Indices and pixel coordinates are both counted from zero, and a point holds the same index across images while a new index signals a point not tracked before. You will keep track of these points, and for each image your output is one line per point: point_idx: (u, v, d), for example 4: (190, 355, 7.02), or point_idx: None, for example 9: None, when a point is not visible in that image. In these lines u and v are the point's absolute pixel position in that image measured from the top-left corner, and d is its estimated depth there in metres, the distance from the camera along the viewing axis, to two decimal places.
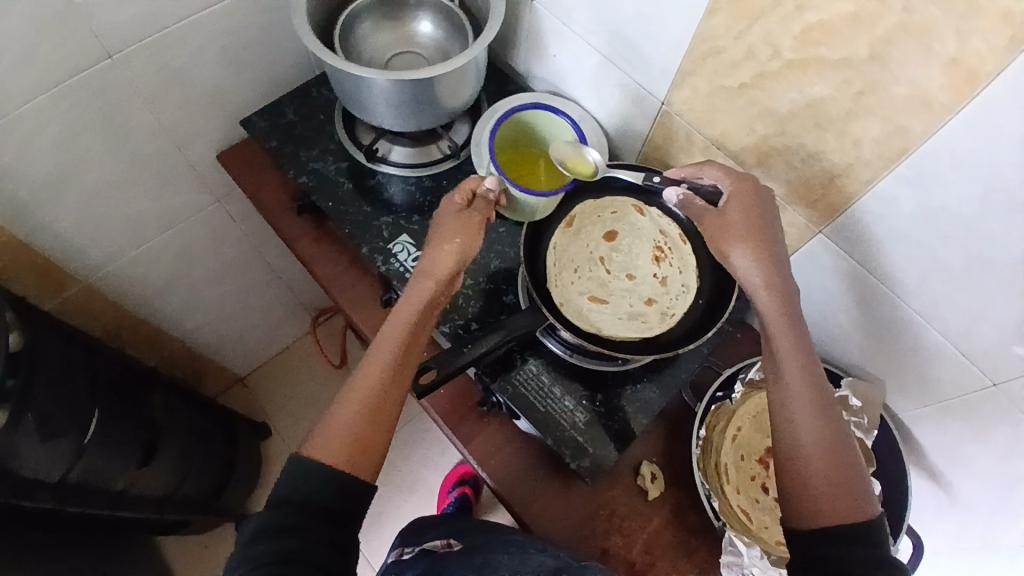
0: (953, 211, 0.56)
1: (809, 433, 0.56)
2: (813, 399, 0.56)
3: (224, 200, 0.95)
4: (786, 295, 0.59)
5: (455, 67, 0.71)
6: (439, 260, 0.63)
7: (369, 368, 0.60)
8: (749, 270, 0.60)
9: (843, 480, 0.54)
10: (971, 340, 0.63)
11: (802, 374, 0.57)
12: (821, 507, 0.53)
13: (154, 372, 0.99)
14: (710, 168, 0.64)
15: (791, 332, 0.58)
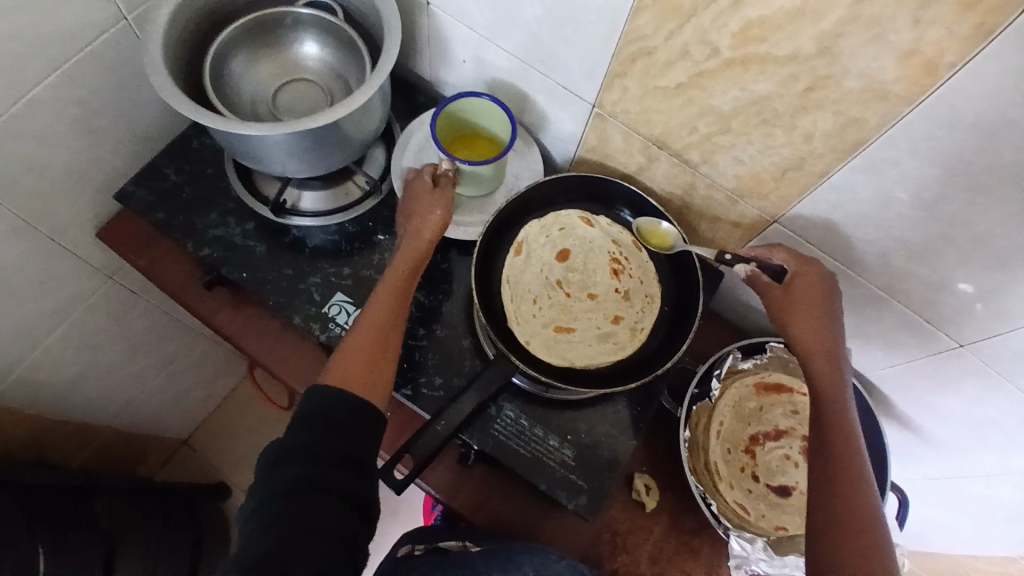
0: (913, 194, 0.53)
1: (846, 493, 0.52)
2: (849, 462, 0.53)
3: (118, 275, 0.87)
4: (837, 347, 0.58)
5: (355, 105, 0.61)
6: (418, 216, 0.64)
7: (376, 309, 0.59)
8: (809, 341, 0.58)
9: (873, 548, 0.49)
10: (936, 310, 0.61)
11: (845, 430, 0.55)
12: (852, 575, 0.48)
13: (89, 477, 0.93)
14: (778, 249, 0.62)
15: (833, 379, 0.57)
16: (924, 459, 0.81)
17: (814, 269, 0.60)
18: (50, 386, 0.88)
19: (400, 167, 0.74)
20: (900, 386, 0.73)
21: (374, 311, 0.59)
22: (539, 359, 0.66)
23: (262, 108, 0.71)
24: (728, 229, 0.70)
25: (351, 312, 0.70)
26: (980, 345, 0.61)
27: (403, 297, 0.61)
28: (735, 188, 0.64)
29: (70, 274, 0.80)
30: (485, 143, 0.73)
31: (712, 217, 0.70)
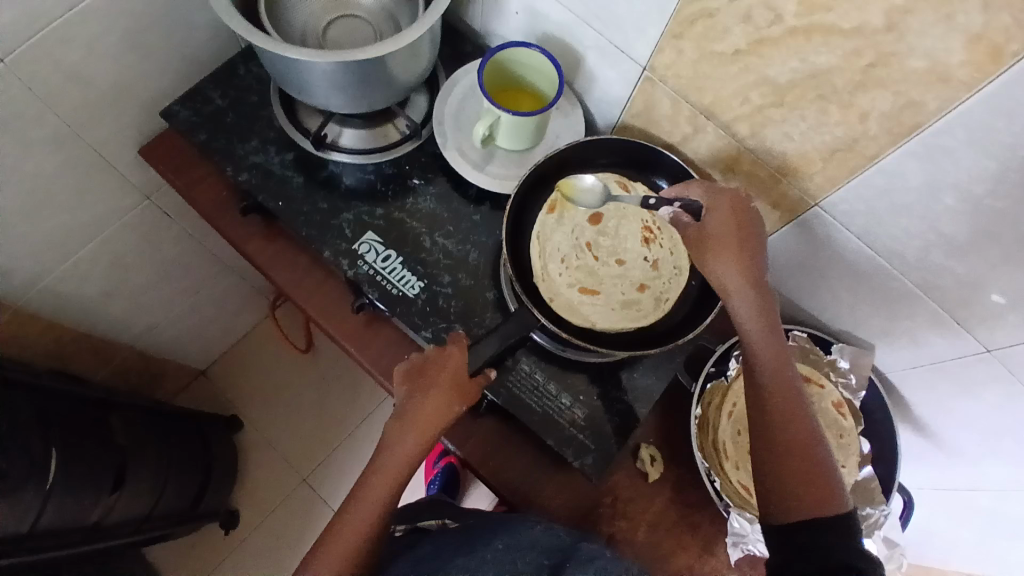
0: (964, 187, 0.51)
1: (787, 427, 0.54)
2: (784, 396, 0.55)
3: (154, 196, 0.88)
4: (759, 285, 0.58)
5: (404, 42, 0.61)
6: (424, 411, 0.57)
7: (364, 500, 0.56)
8: (732, 284, 0.58)
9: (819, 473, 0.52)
10: (972, 311, 0.60)
11: (775, 363, 0.56)
12: (804, 501, 0.51)
13: (106, 392, 0.96)
14: (693, 185, 0.61)
15: (758, 310, 0.57)
16: (936, 467, 0.80)
17: (726, 199, 0.59)
18: (79, 298, 0.91)
19: (444, 113, 0.74)
20: (922, 389, 0.71)
21: (362, 508, 0.55)
22: (561, 318, 0.66)
23: (312, 39, 0.71)
24: (767, 210, 0.69)
25: (380, 252, 0.70)
26: (1013, 352, 0.59)
27: (395, 487, 0.56)
28: (780, 166, 0.62)
29: (110, 189, 0.81)
30: (530, 98, 0.73)
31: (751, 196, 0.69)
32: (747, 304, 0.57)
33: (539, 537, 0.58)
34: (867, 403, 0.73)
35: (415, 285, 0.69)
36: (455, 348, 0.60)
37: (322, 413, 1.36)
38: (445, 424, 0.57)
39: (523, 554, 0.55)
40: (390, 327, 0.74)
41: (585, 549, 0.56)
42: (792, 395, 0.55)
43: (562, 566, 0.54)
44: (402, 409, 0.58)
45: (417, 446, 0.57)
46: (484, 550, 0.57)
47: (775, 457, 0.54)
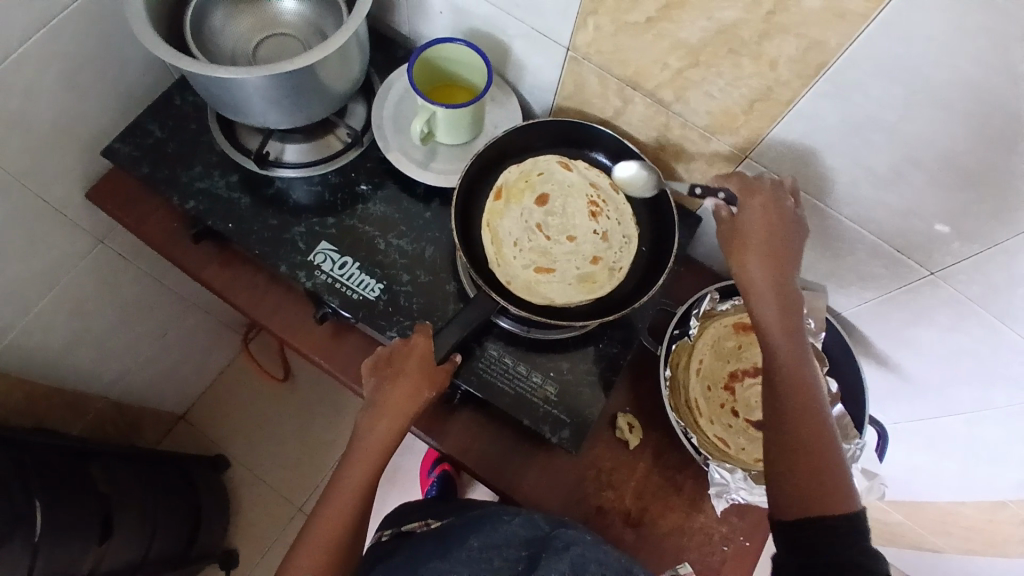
0: (876, 117, 0.54)
1: (801, 432, 0.54)
2: (796, 391, 0.55)
3: (108, 238, 0.88)
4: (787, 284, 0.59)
5: (331, 48, 0.63)
6: (392, 399, 0.59)
7: (342, 489, 0.56)
8: (756, 278, 0.60)
9: (829, 480, 0.52)
10: (906, 238, 0.62)
11: (795, 364, 0.56)
12: (809, 504, 0.51)
13: (84, 443, 0.94)
14: (730, 177, 0.64)
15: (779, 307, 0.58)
16: (904, 398, 0.82)
17: (760, 196, 0.61)
18: (44, 352, 0.90)
19: (382, 117, 0.76)
20: (877, 322, 0.74)
21: (340, 497, 0.56)
22: (520, 299, 0.68)
23: (242, 61, 0.72)
24: (704, 170, 0.71)
25: (336, 260, 0.71)
26: (951, 272, 0.62)
27: (372, 474, 0.57)
28: (709, 124, 0.65)
29: (61, 236, 0.81)
30: (464, 91, 0.75)
31: (687, 158, 0.71)
32: (769, 297, 0.59)
33: (515, 529, 0.58)
34: (828, 344, 0.75)
35: (374, 287, 0.70)
36: (419, 337, 0.61)
37: (309, 441, 1.35)
38: (414, 409, 0.59)
39: (500, 552, 0.55)
40: (356, 332, 0.75)
41: (562, 535, 0.57)
42: (809, 402, 0.55)
43: (538, 559, 0.54)
44: (373, 398, 0.60)
45: (391, 432, 0.58)
46: (459, 549, 0.56)
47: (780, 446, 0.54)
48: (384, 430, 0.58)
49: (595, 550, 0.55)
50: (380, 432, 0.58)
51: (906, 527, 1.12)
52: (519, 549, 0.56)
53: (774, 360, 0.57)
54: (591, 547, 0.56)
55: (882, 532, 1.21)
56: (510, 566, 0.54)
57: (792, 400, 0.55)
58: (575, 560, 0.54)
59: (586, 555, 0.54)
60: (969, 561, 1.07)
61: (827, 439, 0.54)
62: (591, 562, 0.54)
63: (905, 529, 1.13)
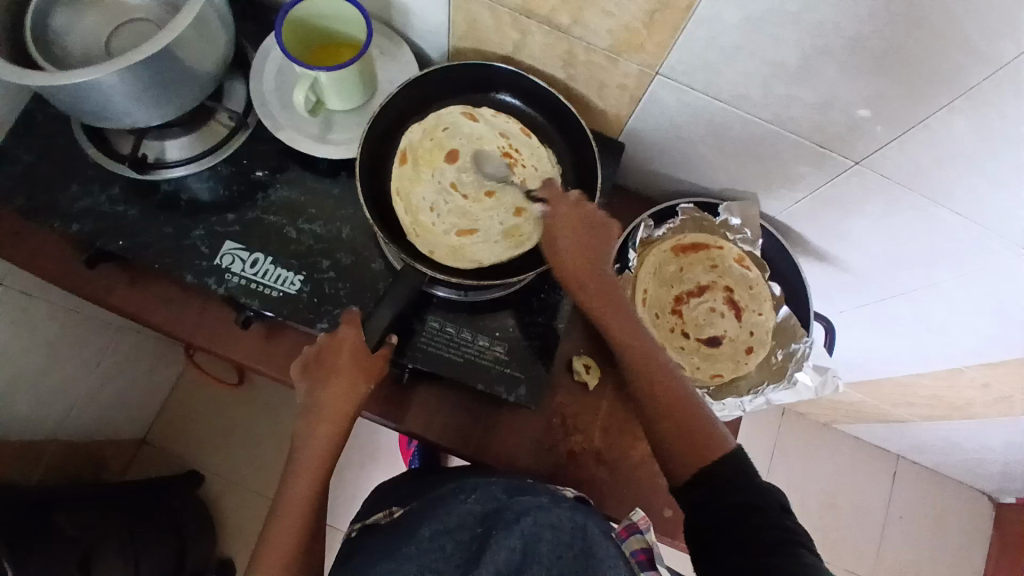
0: (779, 10, 0.51)
1: (661, 401, 0.56)
2: (642, 362, 0.57)
3: (3, 280, 0.81)
4: (603, 275, 0.61)
5: (185, 27, 0.57)
6: (328, 399, 0.56)
7: (291, 498, 0.54)
8: (576, 278, 0.61)
9: (699, 431, 0.54)
10: (826, 130, 0.60)
11: (631, 338, 0.59)
12: (693, 454, 0.53)
13: (40, 492, 0.90)
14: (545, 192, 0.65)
15: (602, 295, 0.60)
16: (847, 288, 0.83)
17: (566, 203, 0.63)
18: None
19: (264, 93, 0.69)
20: (811, 220, 0.73)
21: (290, 506, 0.54)
22: (448, 265, 0.66)
23: (98, 59, 0.64)
24: (616, 94, 0.67)
25: (246, 259, 0.66)
26: (874, 158, 0.61)
27: (321, 477, 0.55)
28: (612, 44, 0.61)
29: None
30: (345, 48, 0.68)
31: (598, 84, 0.67)
32: (588, 293, 0.60)
33: (471, 506, 0.57)
34: (767, 250, 0.75)
35: (294, 280, 0.66)
36: (348, 328, 0.57)
37: (282, 438, 1.33)
38: (356, 405, 0.57)
39: (452, 535, 0.55)
40: (288, 329, 0.71)
41: (514, 506, 0.56)
42: (656, 367, 0.57)
43: (488, 536, 0.54)
44: (309, 400, 0.57)
45: (334, 431, 0.56)
46: (410, 543, 0.55)
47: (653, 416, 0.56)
48: (325, 431, 0.56)
49: (547, 515, 0.55)
50: (320, 436, 0.56)
51: (866, 404, 1.18)
52: (474, 527, 0.55)
53: (614, 341, 0.59)
54: (543, 512, 0.56)
55: (846, 413, 1.27)
56: (464, 549, 0.53)
57: (639, 371, 0.57)
58: (527, 533, 0.53)
59: (539, 521, 0.54)
60: (927, 424, 1.14)
61: (685, 392, 0.56)
62: (544, 529, 0.54)
63: (866, 406, 1.19)
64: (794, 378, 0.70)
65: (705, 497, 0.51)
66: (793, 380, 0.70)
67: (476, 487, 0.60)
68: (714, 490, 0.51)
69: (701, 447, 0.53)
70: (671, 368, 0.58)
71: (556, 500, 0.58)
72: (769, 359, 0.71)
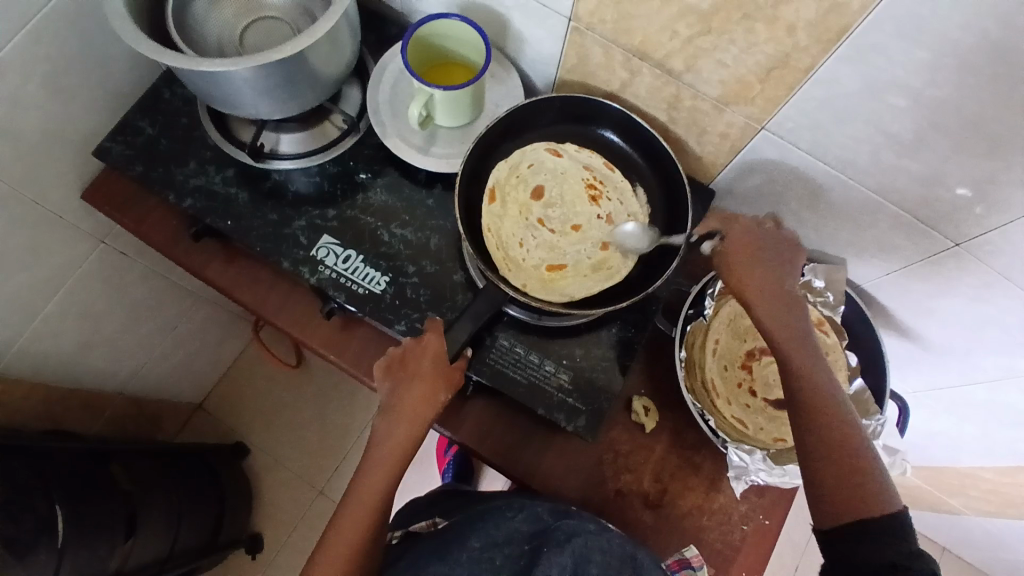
0: (902, 82, 0.50)
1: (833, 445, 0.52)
2: (818, 406, 0.53)
3: (109, 238, 0.87)
4: (787, 311, 0.57)
5: (320, 34, 0.60)
6: (408, 402, 0.58)
7: (362, 493, 0.56)
8: (757, 301, 0.58)
9: (864, 483, 0.50)
10: (931, 207, 0.59)
11: (809, 378, 0.54)
12: (847, 506, 0.50)
13: (103, 443, 0.94)
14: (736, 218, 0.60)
15: (780, 324, 0.57)
16: (925, 368, 0.80)
17: (744, 229, 0.60)
18: (54, 356, 0.89)
19: (378, 101, 0.73)
20: (898, 293, 0.71)
21: (360, 502, 0.56)
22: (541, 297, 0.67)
23: (230, 50, 0.69)
24: (716, 142, 0.68)
25: (339, 254, 0.69)
26: (979, 243, 0.59)
27: (392, 477, 0.57)
28: (721, 95, 0.61)
29: (61, 239, 0.80)
30: (462, 70, 0.71)
31: (699, 130, 0.68)
32: (769, 317, 0.57)
33: (518, 524, 0.59)
34: (846, 317, 0.73)
35: (380, 280, 0.68)
36: (432, 335, 0.59)
37: (325, 426, 1.37)
38: (433, 412, 0.58)
39: (502, 549, 0.58)
40: (365, 324, 0.74)
41: (564, 526, 0.58)
42: (833, 413, 0.53)
43: (539, 553, 0.57)
44: (389, 401, 0.59)
45: (409, 434, 0.58)
46: (459, 550, 0.58)
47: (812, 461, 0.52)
48: (401, 434, 0.58)
49: (598, 540, 0.57)
50: (396, 437, 0.57)
51: (923, 491, 1.12)
52: (522, 543, 0.58)
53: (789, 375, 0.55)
54: (594, 536, 0.58)
55: (899, 497, 1.21)
56: (512, 562, 0.57)
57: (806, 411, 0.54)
58: (576, 553, 0.56)
59: (590, 545, 0.57)
60: (988, 523, 1.07)
61: (856, 442, 0.52)
62: (593, 552, 0.57)
63: (924, 493, 1.13)
64: None
65: (854, 553, 0.48)
66: None
67: (522, 505, 0.61)
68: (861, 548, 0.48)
69: (864, 501, 0.49)
70: (848, 418, 0.53)
71: (604, 527, 0.59)
72: None
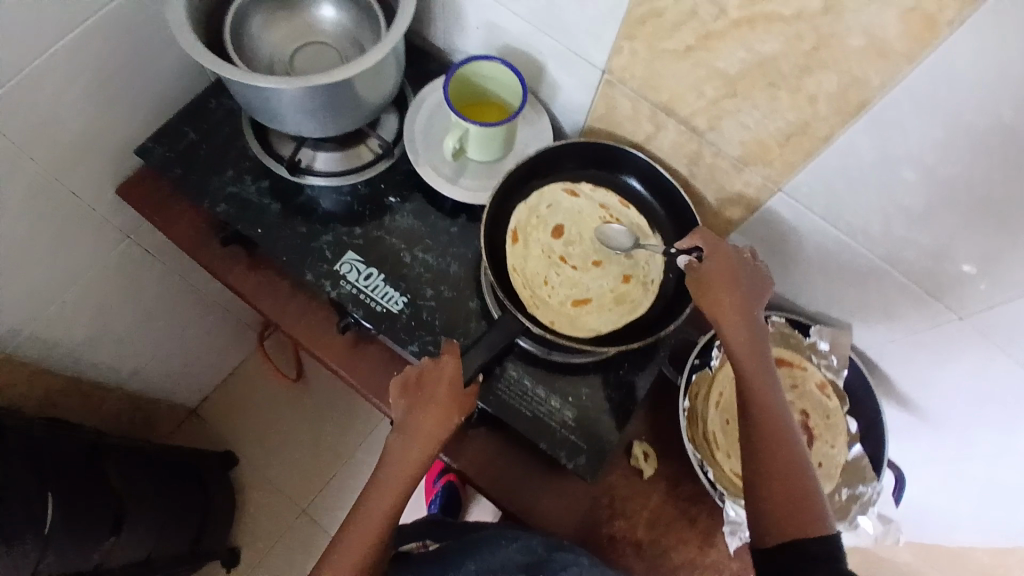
0: (913, 155, 0.53)
1: (777, 465, 0.53)
2: (773, 422, 0.55)
3: (135, 234, 0.89)
4: (758, 336, 0.59)
5: (369, 63, 0.63)
6: (420, 422, 0.59)
7: (370, 512, 0.57)
8: (733, 323, 0.59)
9: (806, 507, 0.52)
10: (935, 279, 0.61)
11: (768, 401, 0.56)
12: (783, 527, 0.51)
13: (100, 440, 0.94)
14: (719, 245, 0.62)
15: (747, 337, 0.59)
16: (924, 439, 0.80)
17: (723, 251, 0.62)
18: (62, 345, 0.91)
19: (415, 130, 0.76)
20: (899, 362, 0.73)
21: (365, 525, 0.56)
22: (567, 333, 0.68)
23: (279, 68, 0.73)
24: (733, 198, 0.70)
25: (362, 271, 0.71)
26: (980, 317, 0.61)
27: (400, 498, 0.57)
28: (742, 154, 0.64)
29: (89, 230, 0.82)
30: (496, 110, 0.75)
31: (717, 187, 0.71)
32: (741, 337, 0.59)
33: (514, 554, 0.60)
34: (850, 382, 0.74)
35: (398, 300, 0.70)
36: (448, 358, 0.60)
37: (319, 444, 1.36)
38: (444, 434, 0.59)
39: None
40: (376, 342, 0.75)
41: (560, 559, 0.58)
42: (781, 428, 0.55)
43: None
44: (403, 422, 0.59)
45: (421, 456, 0.58)
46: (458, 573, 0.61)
47: (758, 478, 0.54)
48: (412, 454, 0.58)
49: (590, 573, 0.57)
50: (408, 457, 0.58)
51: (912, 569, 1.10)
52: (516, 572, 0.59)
53: (748, 392, 0.57)
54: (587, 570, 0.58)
55: None
56: None
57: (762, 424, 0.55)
58: None
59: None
60: None
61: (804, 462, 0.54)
62: None
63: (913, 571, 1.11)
64: (857, 522, 0.69)
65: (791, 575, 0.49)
66: (853, 524, 0.69)
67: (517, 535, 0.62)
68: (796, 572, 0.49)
69: (802, 524, 0.51)
70: (796, 436, 0.55)
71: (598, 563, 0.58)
72: (834, 496, 0.69)
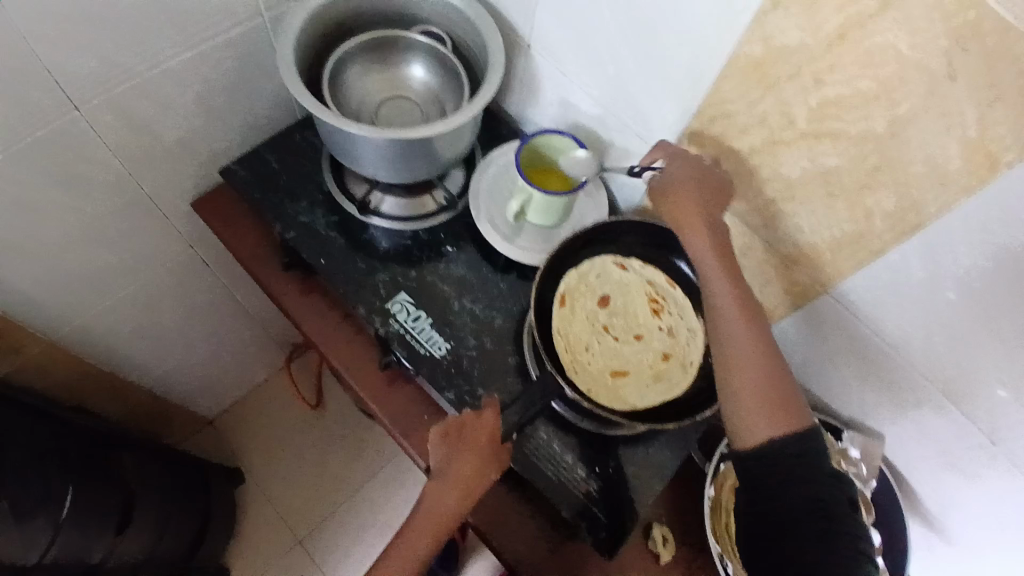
0: (963, 278, 0.55)
1: (757, 363, 0.57)
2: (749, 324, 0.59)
3: (199, 244, 0.94)
4: (729, 266, 0.62)
5: (453, 125, 0.68)
6: (455, 473, 0.60)
7: (399, 555, 0.59)
8: (709, 267, 0.62)
9: (788, 401, 0.56)
10: (973, 403, 0.62)
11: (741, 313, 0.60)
12: (774, 419, 0.55)
13: (122, 437, 0.96)
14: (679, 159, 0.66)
15: (720, 272, 0.61)
16: (946, 566, 0.78)
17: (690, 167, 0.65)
18: (105, 338, 0.94)
19: (480, 187, 0.81)
20: (927, 481, 0.72)
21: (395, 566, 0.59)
22: (602, 402, 0.69)
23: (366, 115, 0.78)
24: (778, 294, 0.72)
25: (411, 312, 0.74)
26: (1014, 448, 0.61)
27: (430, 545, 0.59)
28: (793, 254, 0.67)
29: (158, 233, 0.87)
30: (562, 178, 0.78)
31: (763, 281, 0.73)
32: (717, 282, 0.61)
33: None
34: (876, 493, 0.73)
35: (441, 346, 0.72)
36: (489, 412, 0.62)
37: (325, 474, 1.35)
38: (478, 487, 0.60)
39: None
40: (412, 382, 0.77)
41: None
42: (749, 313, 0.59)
43: None
44: (440, 470, 0.61)
45: (453, 507, 0.60)
46: None
47: (739, 381, 0.57)
48: (445, 503, 0.60)
49: None
50: (441, 505, 0.60)
51: None
52: None
53: (725, 322, 0.60)
54: None
55: None
56: None
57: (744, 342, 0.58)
58: None
59: None
60: None
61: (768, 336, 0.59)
62: None
63: None
64: None
65: (785, 494, 0.52)
66: None
67: None
68: (790, 491, 0.52)
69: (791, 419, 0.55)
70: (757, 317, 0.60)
71: None
72: None
